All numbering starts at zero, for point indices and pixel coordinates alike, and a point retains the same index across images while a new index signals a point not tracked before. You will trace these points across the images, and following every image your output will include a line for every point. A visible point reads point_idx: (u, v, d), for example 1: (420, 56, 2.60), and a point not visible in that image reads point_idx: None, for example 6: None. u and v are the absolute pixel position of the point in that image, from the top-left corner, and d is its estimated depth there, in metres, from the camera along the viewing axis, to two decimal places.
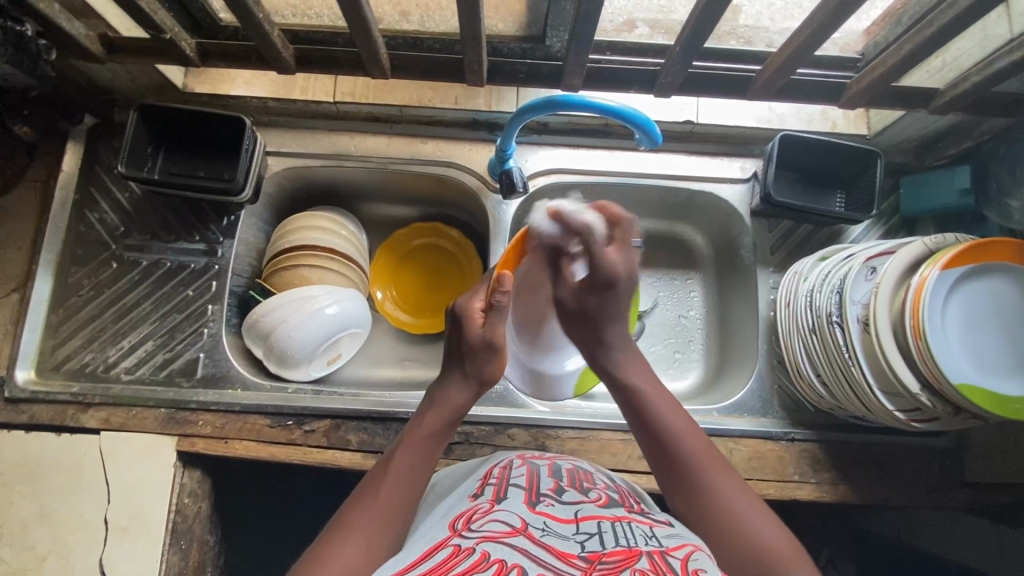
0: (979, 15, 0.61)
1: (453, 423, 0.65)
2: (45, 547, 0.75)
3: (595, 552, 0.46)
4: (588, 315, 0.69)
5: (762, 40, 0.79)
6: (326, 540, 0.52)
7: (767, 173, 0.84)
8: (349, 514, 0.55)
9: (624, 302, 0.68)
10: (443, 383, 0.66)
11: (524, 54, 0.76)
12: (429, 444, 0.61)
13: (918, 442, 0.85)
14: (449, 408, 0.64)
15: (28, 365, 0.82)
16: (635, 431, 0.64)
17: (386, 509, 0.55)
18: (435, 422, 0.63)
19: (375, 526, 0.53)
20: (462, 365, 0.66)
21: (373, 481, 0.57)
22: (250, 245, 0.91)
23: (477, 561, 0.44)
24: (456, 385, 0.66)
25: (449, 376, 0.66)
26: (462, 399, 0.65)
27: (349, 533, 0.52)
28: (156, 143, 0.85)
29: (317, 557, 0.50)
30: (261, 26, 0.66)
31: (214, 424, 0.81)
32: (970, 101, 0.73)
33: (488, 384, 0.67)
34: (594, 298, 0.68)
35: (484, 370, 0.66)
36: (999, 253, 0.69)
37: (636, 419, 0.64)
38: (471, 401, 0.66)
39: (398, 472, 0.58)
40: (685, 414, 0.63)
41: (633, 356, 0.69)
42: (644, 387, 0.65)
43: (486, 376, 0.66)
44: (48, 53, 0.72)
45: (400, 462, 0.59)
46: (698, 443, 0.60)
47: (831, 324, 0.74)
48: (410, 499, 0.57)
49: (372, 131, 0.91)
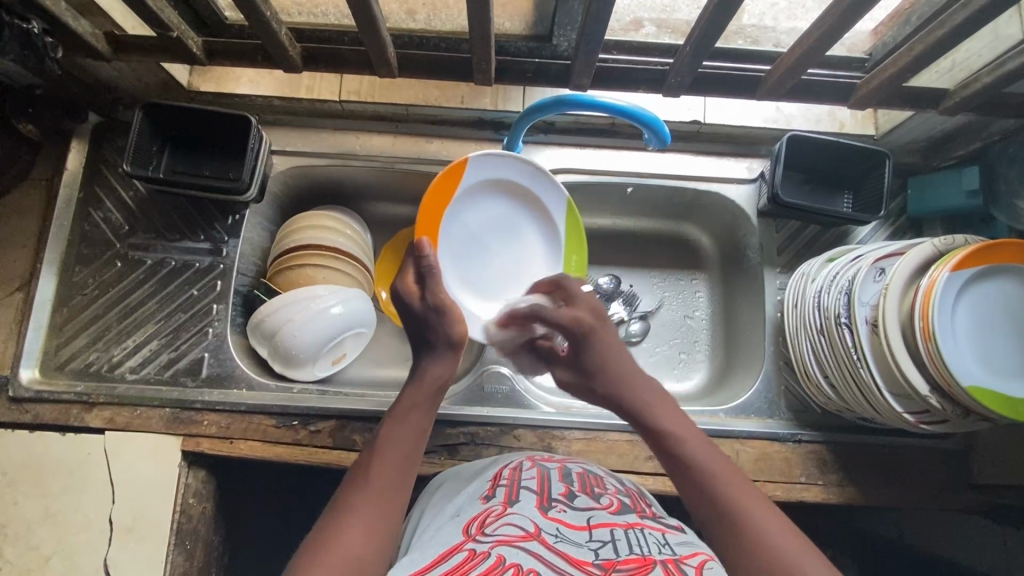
0: (994, 15, 0.61)
1: (437, 395, 0.64)
2: (49, 548, 0.75)
3: (609, 560, 0.46)
4: (590, 376, 0.65)
5: (769, 40, 0.79)
6: (321, 529, 0.52)
7: (775, 173, 0.84)
8: (342, 504, 0.54)
9: (608, 348, 0.65)
10: (418, 361, 0.65)
11: (532, 54, 0.76)
12: (413, 422, 0.60)
13: (924, 444, 0.84)
14: (430, 382, 0.63)
15: (32, 364, 0.82)
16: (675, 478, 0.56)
17: (381, 497, 0.54)
18: (417, 398, 0.62)
19: (371, 512, 0.52)
20: (428, 342, 0.65)
21: (363, 468, 0.57)
22: (255, 244, 0.90)
23: (493, 565, 0.44)
24: (430, 358, 0.65)
25: (422, 352, 0.65)
26: (443, 371, 0.64)
27: (344, 519, 0.52)
28: (161, 142, 0.84)
29: (313, 547, 0.50)
30: (269, 26, 0.65)
31: (219, 424, 0.81)
32: (981, 102, 0.72)
33: (460, 345, 0.66)
34: (577, 356, 0.66)
35: (448, 332, 0.65)
36: (1008, 255, 0.69)
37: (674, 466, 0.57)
38: (452, 371, 0.65)
39: (387, 456, 0.57)
40: (715, 454, 0.56)
41: (658, 399, 0.62)
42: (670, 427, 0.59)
43: (455, 337, 0.65)
44: (55, 50, 0.71)
45: (387, 445, 0.58)
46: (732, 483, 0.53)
47: (839, 325, 0.74)
48: (405, 481, 0.57)
49: (377, 130, 0.91)
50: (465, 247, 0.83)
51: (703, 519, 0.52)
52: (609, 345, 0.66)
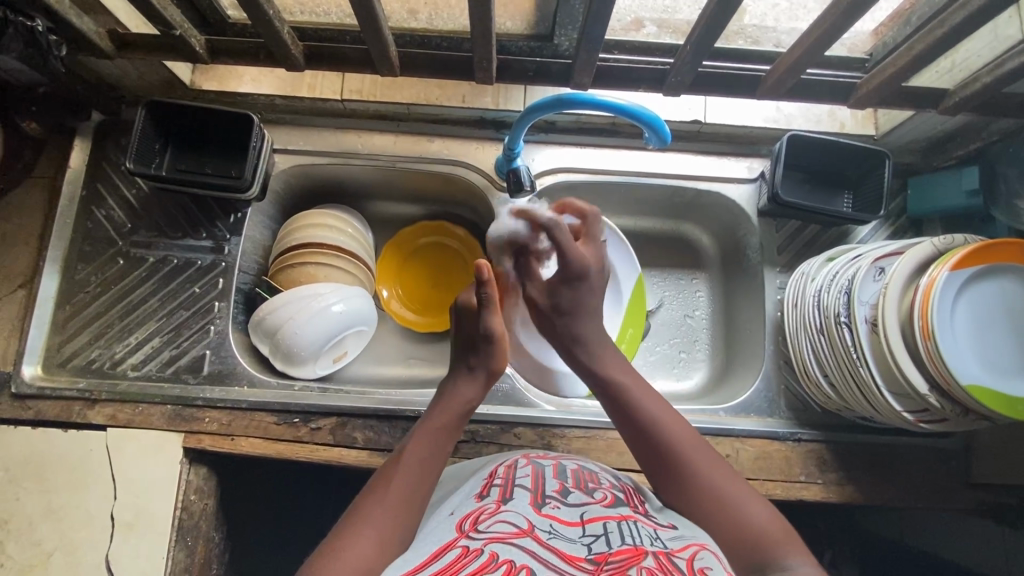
0: (991, 16, 0.61)
1: (464, 418, 0.64)
2: (51, 544, 0.75)
3: (602, 553, 0.46)
4: (561, 312, 0.68)
5: (770, 40, 0.79)
6: (338, 535, 0.52)
7: (775, 173, 0.84)
8: (360, 510, 0.54)
9: (593, 293, 0.68)
10: (452, 383, 0.66)
11: (533, 53, 0.76)
12: (438, 442, 0.60)
13: (923, 443, 0.85)
14: (458, 405, 0.63)
15: (34, 360, 0.83)
16: (623, 424, 0.63)
17: (397, 507, 0.54)
18: (444, 419, 0.62)
19: (386, 526, 0.52)
20: (468, 361, 0.66)
21: (384, 478, 0.57)
22: (257, 242, 0.91)
23: (485, 562, 0.44)
24: (463, 381, 0.65)
25: (458, 374, 0.66)
26: (473, 394, 0.65)
27: (359, 527, 0.52)
28: (164, 140, 0.85)
29: (328, 553, 0.50)
30: (271, 23, 0.66)
31: (220, 421, 0.81)
32: (980, 102, 0.73)
33: (497, 375, 0.67)
34: (569, 294, 0.67)
35: (489, 363, 0.65)
36: (1007, 253, 0.69)
37: (622, 414, 0.63)
38: (481, 396, 0.66)
39: (408, 468, 0.57)
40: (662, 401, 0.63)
41: (611, 352, 0.68)
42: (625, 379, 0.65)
43: (493, 367, 0.66)
44: (58, 49, 0.72)
45: (408, 461, 0.58)
46: (677, 428, 0.61)
47: (838, 324, 0.74)
48: (421, 496, 0.56)
49: (379, 129, 0.91)
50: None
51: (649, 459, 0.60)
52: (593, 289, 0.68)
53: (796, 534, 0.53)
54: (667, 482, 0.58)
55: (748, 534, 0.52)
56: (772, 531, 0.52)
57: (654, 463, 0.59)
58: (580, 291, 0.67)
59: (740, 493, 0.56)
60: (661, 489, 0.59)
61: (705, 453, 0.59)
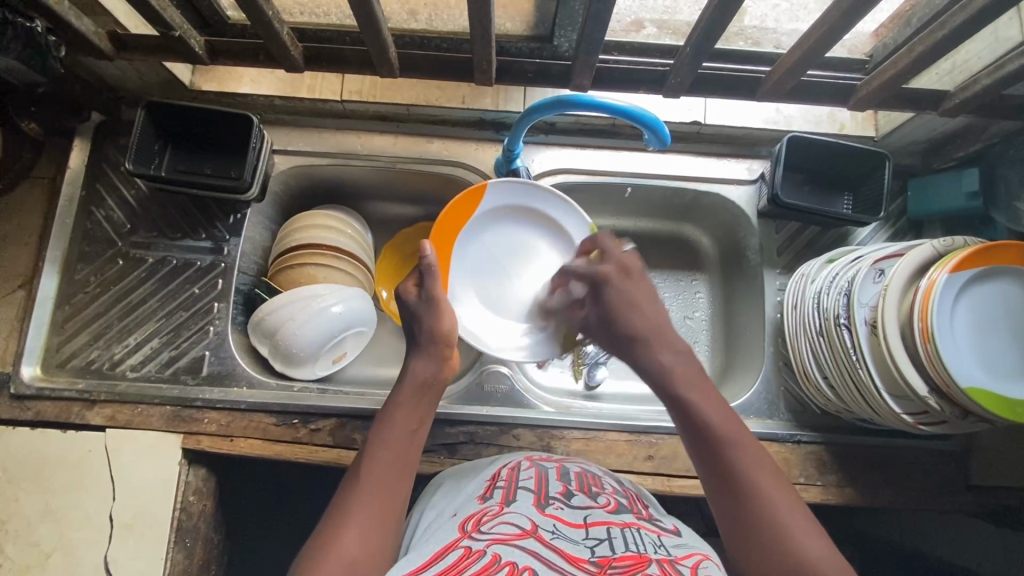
0: (991, 18, 0.61)
1: (427, 393, 0.65)
2: (50, 544, 0.75)
3: (605, 557, 0.46)
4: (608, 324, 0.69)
5: (770, 41, 0.79)
6: (323, 533, 0.52)
7: (775, 174, 0.84)
8: (341, 504, 0.54)
9: (624, 295, 0.69)
10: (408, 362, 0.67)
11: (532, 54, 0.76)
12: (402, 416, 0.62)
13: (923, 445, 0.84)
14: (415, 379, 0.65)
15: (34, 361, 0.83)
16: (683, 431, 0.60)
17: (376, 496, 0.54)
18: (406, 395, 0.63)
19: (370, 512, 0.53)
20: (417, 341, 0.68)
21: (358, 467, 0.57)
22: (256, 243, 0.91)
23: (488, 563, 0.44)
24: (417, 357, 0.67)
25: (411, 354, 0.68)
26: (429, 367, 0.66)
27: (342, 522, 0.52)
28: (163, 141, 0.85)
29: (314, 551, 0.50)
30: (269, 25, 0.65)
31: (219, 422, 0.81)
32: (981, 104, 0.72)
33: (448, 343, 0.69)
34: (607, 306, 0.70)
35: (432, 327, 0.68)
36: (1007, 256, 0.69)
37: (683, 421, 0.60)
38: (439, 367, 0.67)
39: (381, 453, 0.58)
40: (731, 413, 0.60)
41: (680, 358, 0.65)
42: (689, 388, 0.62)
43: (439, 334, 0.68)
44: (57, 49, 0.72)
45: (379, 444, 0.59)
46: (744, 443, 0.57)
47: (838, 327, 0.74)
48: (400, 480, 0.57)
49: (378, 130, 0.91)
50: (484, 269, 0.86)
51: (710, 471, 0.57)
52: (633, 297, 0.69)
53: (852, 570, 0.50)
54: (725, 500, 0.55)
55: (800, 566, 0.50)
56: (822, 559, 0.50)
57: (713, 474, 0.56)
58: (615, 302, 0.69)
59: (800, 521, 0.52)
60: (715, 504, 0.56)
61: (768, 474, 0.55)
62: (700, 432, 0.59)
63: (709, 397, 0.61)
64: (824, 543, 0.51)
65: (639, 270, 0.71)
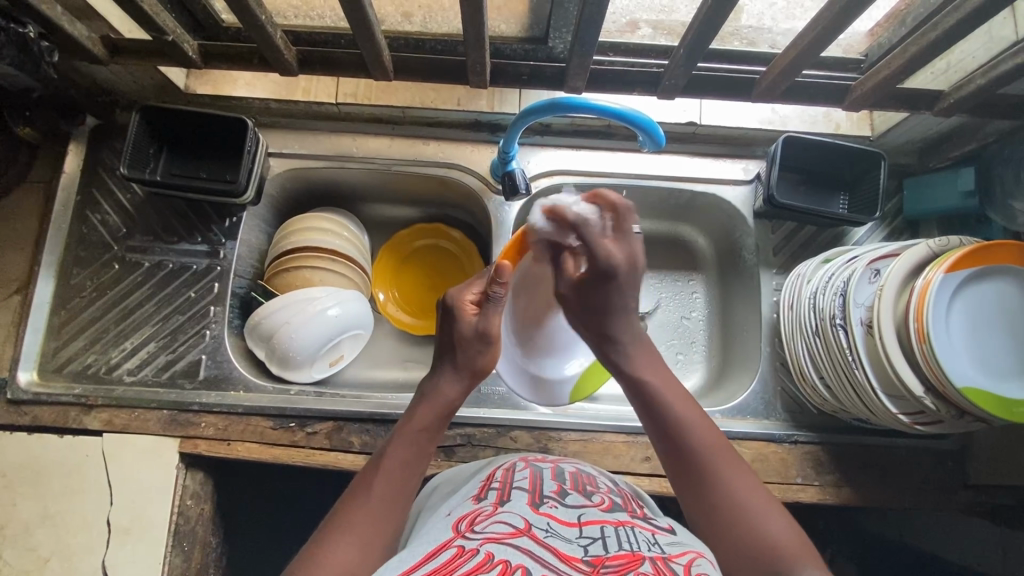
0: (985, 18, 0.61)
1: (445, 418, 0.65)
2: (48, 549, 0.75)
3: (598, 557, 0.45)
4: (595, 310, 0.68)
5: (765, 41, 0.79)
6: (318, 544, 0.52)
7: (770, 174, 0.84)
8: (341, 518, 0.54)
9: (626, 294, 0.67)
10: (435, 379, 0.67)
11: (527, 56, 0.76)
12: (421, 440, 0.62)
13: (919, 444, 0.85)
14: (440, 403, 0.65)
15: (30, 367, 0.82)
16: (645, 419, 0.65)
17: (377, 510, 0.55)
18: (427, 417, 0.64)
19: (368, 526, 0.53)
20: (454, 358, 0.67)
21: (364, 483, 0.58)
22: (252, 246, 0.91)
23: (481, 561, 0.44)
24: (447, 378, 0.66)
25: (442, 372, 0.67)
26: (452, 393, 0.66)
27: (340, 536, 0.52)
28: (158, 145, 0.84)
29: (309, 561, 0.50)
30: (263, 29, 0.65)
31: (216, 425, 0.81)
32: (975, 103, 0.72)
33: (480, 376, 0.68)
34: (595, 291, 0.67)
35: (476, 362, 0.67)
36: (1001, 256, 0.69)
37: (650, 413, 0.64)
38: (463, 397, 0.67)
39: (388, 471, 0.58)
40: (694, 405, 0.64)
41: (646, 353, 0.68)
42: (654, 381, 0.65)
43: (478, 368, 0.68)
44: (51, 54, 0.74)
45: (391, 461, 0.59)
46: (705, 432, 0.61)
47: (834, 327, 0.74)
48: (399, 500, 0.57)
49: (374, 133, 0.91)
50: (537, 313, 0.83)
51: (668, 453, 0.61)
52: (628, 291, 0.67)
53: (815, 549, 0.52)
54: (689, 486, 0.59)
55: (767, 547, 0.52)
56: (787, 540, 0.52)
57: (675, 460, 0.60)
58: (610, 292, 0.66)
59: (757, 499, 0.55)
60: (681, 491, 0.59)
61: (728, 459, 0.59)
62: (664, 421, 0.63)
63: (671, 387, 0.65)
64: (794, 531, 0.53)
65: (642, 261, 0.68)
